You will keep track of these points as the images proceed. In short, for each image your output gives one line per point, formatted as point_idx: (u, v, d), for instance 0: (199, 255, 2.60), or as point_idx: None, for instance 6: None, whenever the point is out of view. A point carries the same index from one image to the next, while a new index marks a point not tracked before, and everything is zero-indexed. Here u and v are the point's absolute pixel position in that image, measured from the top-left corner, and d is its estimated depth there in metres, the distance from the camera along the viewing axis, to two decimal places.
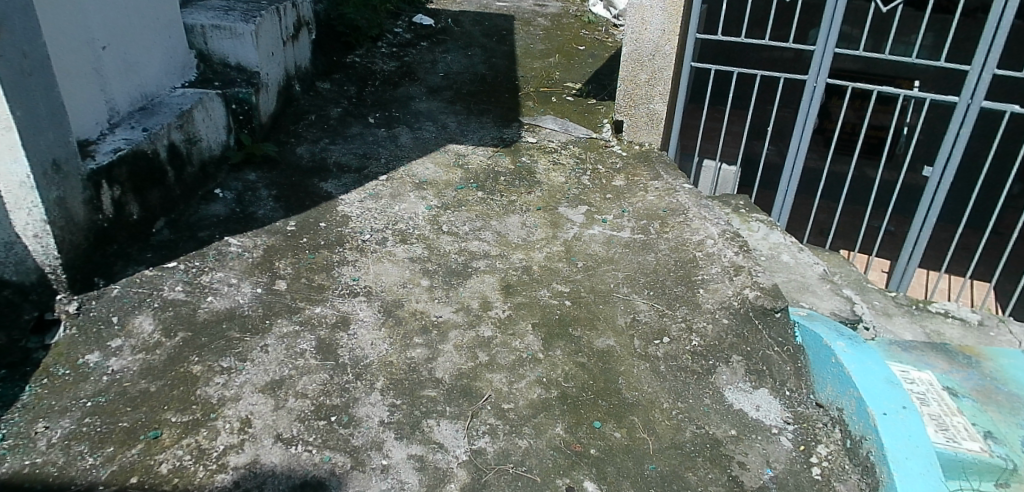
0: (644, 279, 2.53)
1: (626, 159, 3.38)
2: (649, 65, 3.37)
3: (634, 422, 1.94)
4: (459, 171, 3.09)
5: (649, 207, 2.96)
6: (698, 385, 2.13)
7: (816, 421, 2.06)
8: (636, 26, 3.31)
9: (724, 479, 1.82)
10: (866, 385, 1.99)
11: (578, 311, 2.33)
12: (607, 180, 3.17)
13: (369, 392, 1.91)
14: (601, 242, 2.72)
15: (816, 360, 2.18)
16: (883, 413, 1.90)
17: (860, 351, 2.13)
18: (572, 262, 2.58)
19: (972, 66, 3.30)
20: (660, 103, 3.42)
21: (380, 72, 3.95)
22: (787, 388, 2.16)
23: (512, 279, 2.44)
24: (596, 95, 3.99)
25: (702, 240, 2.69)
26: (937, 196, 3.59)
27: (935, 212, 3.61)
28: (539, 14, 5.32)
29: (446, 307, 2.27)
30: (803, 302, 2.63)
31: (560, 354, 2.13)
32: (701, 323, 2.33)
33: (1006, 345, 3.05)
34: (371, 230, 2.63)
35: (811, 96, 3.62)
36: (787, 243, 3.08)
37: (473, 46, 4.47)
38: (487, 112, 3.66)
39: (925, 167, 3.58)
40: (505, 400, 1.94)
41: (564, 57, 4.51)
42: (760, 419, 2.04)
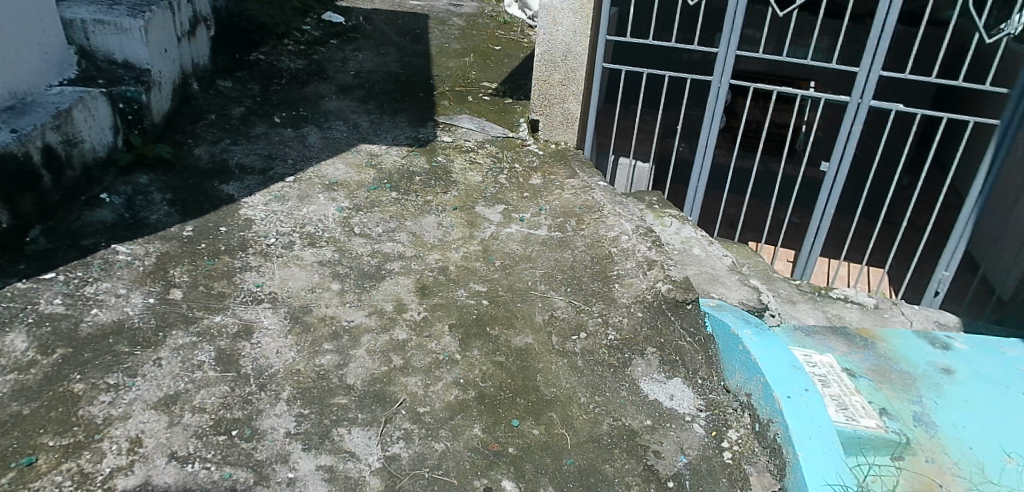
0: (561, 276, 2.55)
1: (543, 157, 3.40)
2: (562, 66, 3.41)
3: (553, 418, 1.95)
4: (371, 171, 3.03)
5: (565, 205, 2.99)
6: (615, 377, 2.16)
7: (726, 407, 2.15)
8: (548, 27, 3.34)
9: (640, 470, 1.86)
10: (772, 370, 2.06)
11: (496, 310, 2.32)
12: (523, 178, 3.18)
13: (274, 403, 1.83)
14: (518, 240, 2.72)
15: (726, 348, 2.25)
16: (788, 396, 1.98)
17: (765, 337, 2.21)
18: (489, 261, 2.57)
19: (861, 68, 3.51)
20: (574, 102, 3.46)
21: (288, 70, 3.82)
22: (699, 377, 2.24)
23: (428, 280, 2.41)
24: (512, 95, 4.01)
25: (617, 236, 2.74)
26: (834, 189, 3.81)
27: (833, 205, 3.83)
28: (454, 14, 5.29)
29: (359, 312, 2.21)
30: (713, 293, 2.73)
31: (477, 354, 2.11)
32: (617, 317, 2.37)
33: (901, 325, 3.31)
34: (276, 234, 2.52)
35: (716, 96, 3.77)
36: (698, 237, 3.21)
37: (386, 45, 4.39)
38: (401, 112, 3.60)
39: (822, 162, 3.79)
40: (420, 404, 1.90)
41: (480, 57, 4.51)
42: (674, 407, 2.11)
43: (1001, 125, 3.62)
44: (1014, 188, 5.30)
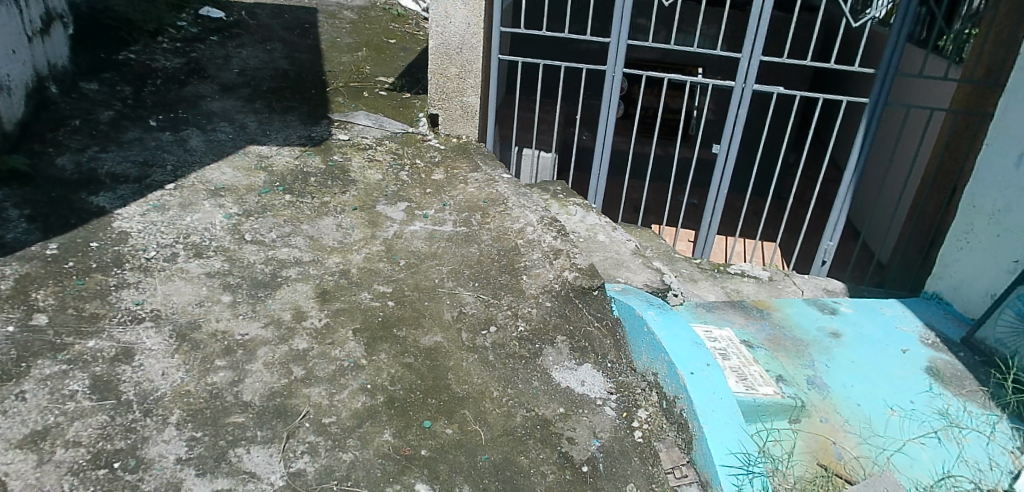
0: (468, 271, 2.53)
1: (445, 152, 3.36)
2: (457, 59, 3.38)
3: (466, 416, 1.92)
4: (262, 174, 2.88)
5: (469, 199, 2.96)
6: (527, 369, 2.16)
7: (635, 387, 2.21)
8: (440, 19, 3.31)
9: (555, 458, 1.87)
10: (675, 348, 2.14)
11: (402, 310, 2.26)
12: (426, 174, 3.13)
13: (161, 429, 1.70)
14: (423, 238, 2.67)
15: (632, 330, 2.32)
16: (691, 372, 2.05)
17: (667, 317, 2.29)
18: (394, 261, 2.51)
19: (743, 53, 3.69)
20: (473, 95, 3.44)
21: (163, 69, 3.57)
22: (608, 360, 2.28)
23: (328, 284, 2.32)
24: (410, 89, 3.94)
25: (522, 228, 2.74)
26: (726, 170, 3.99)
27: (726, 186, 4.02)
28: (345, 7, 5.13)
29: (254, 324, 2.09)
30: (619, 277, 2.80)
31: (384, 357, 2.05)
32: (526, 308, 2.37)
33: (795, 294, 3.53)
34: (157, 246, 2.35)
35: (611, 85, 3.86)
36: (602, 224, 3.29)
37: (273, 40, 4.19)
38: (292, 110, 3.45)
39: (714, 145, 3.96)
40: (325, 414, 1.83)
41: (374, 51, 4.40)
42: (585, 393, 2.13)
43: (871, 102, 3.90)
44: (885, 162, 5.75)
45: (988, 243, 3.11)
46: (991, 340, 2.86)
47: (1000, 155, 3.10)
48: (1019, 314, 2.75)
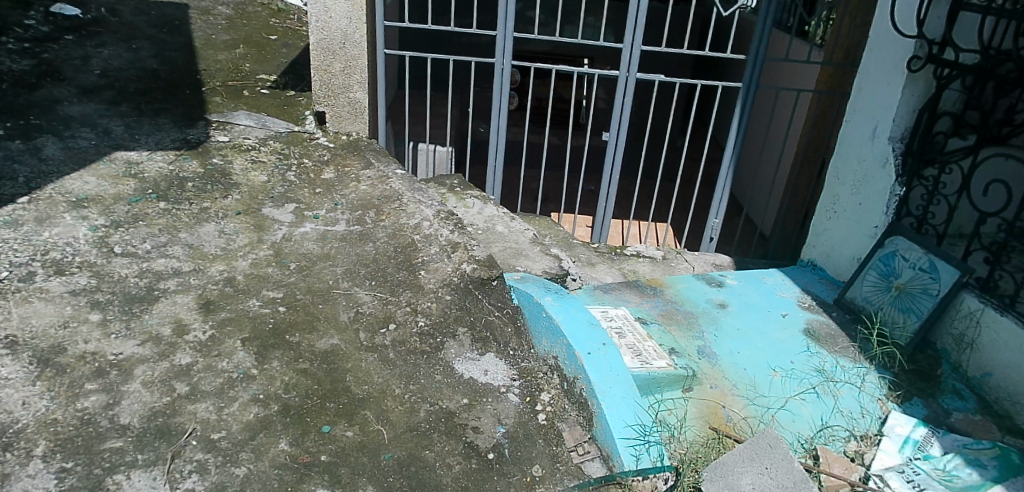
0: (364, 270, 2.48)
1: (334, 150, 3.28)
2: (341, 55, 3.32)
3: (367, 417, 1.89)
4: (131, 182, 2.70)
5: (362, 197, 2.90)
6: (429, 363, 2.16)
7: (537, 372, 2.26)
8: (319, 14, 3.24)
9: (461, 448, 1.88)
10: (572, 331, 2.23)
11: (295, 315, 2.19)
12: (315, 173, 3.04)
13: (24, 463, 1.56)
14: (314, 239, 2.60)
15: (531, 316, 2.37)
16: (588, 353, 2.16)
17: (564, 301, 2.38)
18: (283, 265, 2.42)
19: (625, 44, 3.82)
20: (360, 91, 3.38)
21: (8, 72, 3.24)
22: (511, 348, 2.31)
23: (212, 294, 2.21)
24: (294, 87, 3.80)
25: (418, 223, 2.70)
26: (616, 157, 4.13)
27: (617, 172, 4.16)
28: (219, 2, 4.86)
29: (129, 342, 1.96)
30: (518, 266, 2.85)
31: (277, 365, 1.98)
32: (425, 303, 2.35)
33: (687, 270, 3.72)
34: (10, 266, 2.15)
35: (501, 77, 3.89)
36: (500, 215, 3.33)
37: (138, 38, 3.91)
38: (164, 112, 3.23)
39: (604, 133, 4.08)
40: (214, 430, 1.74)
41: (253, 48, 4.22)
42: (488, 382, 2.16)
43: (744, 86, 4.15)
44: (762, 140, 6.16)
45: (852, 210, 3.40)
46: (859, 299, 3.13)
47: (857, 130, 3.40)
48: (881, 274, 3.07)
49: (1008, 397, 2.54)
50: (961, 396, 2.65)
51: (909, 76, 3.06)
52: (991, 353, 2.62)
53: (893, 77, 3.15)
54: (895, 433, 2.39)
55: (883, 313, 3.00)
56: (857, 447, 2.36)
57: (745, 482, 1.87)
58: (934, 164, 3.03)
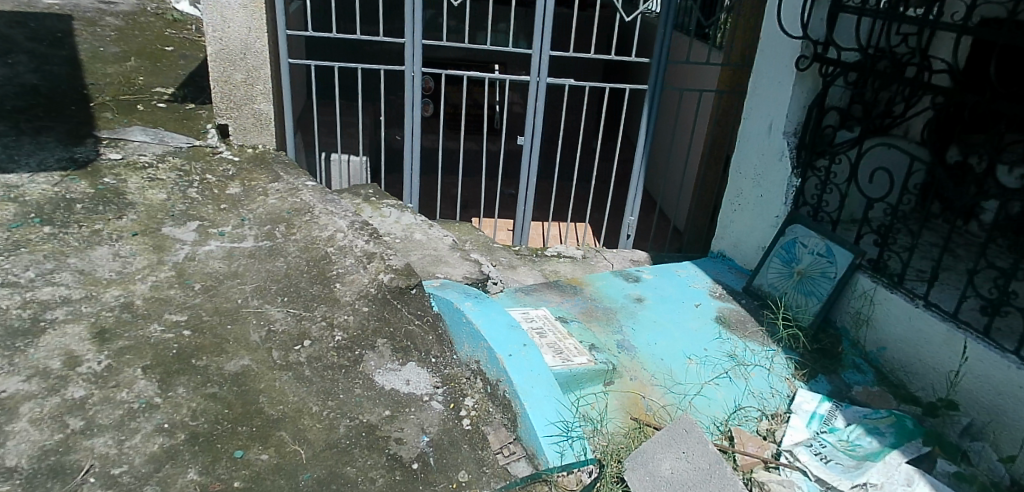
0: (275, 286, 2.40)
1: (239, 163, 3.16)
2: (242, 65, 3.27)
3: (283, 437, 1.83)
4: (11, 205, 2.50)
5: (271, 211, 2.80)
6: (348, 378, 2.11)
7: (460, 377, 2.25)
8: (216, 23, 3.17)
9: (384, 461, 1.85)
10: (492, 335, 2.28)
11: (201, 339, 2.09)
12: (220, 189, 2.92)
13: None
14: (220, 257, 2.49)
15: (453, 322, 2.41)
16: (509, 354, 2.21)
17: (484, 306, 2.44)
18: (187, 286, 2.31)
19: (533, 49, 3.87)
20: (265, 102, 3.33)
21: None
22: (432, 356, 2.28)
23: (107, 322, 2.08)
24: (193, 100, 3.65)
25: (331, 235, 2.64)
26: (532, 160, 4.18)
27: (534, 175, 4.21)
28: (107, 13, 4.59)
29: (13, 378, 1.82)
30: (438, 273, 2.85)
31: (183, 391, 1.89)
32: (341, 316, 2.30)
33: (607, 268, 3.80)
34: None
35: (412, 84, 3.87)
36: (417, 222, 3.30)
37: (15, 52, 3.63)
38: (47, 130, 3.01)
39: (518, 137, 4.12)
40: (113, 465, 1.64)
41: (147, 61, 4.01)
42: (410, 392, 2.12)
43: (650, 87, 4.29)
44: (670, 138, 6.42)
45: (755, 202, 3.59)
46: (765, 286, 3.30)
47: (755, 126, 3.58)
48: (784, 261, 3.26)
49: (901, 367, 2.75)
50: (860, 370, 2.83)
51: (798, 75, 3.27)
52: (884, 328, 2.83)
53: (784, 76, 3.34)
54: (803, 409, 2.53)
55: (787, 297, 3.18)
56: (768, 425, 2.48)
57: (664, 467, 1.98)
58: (825, 156, 3.23)
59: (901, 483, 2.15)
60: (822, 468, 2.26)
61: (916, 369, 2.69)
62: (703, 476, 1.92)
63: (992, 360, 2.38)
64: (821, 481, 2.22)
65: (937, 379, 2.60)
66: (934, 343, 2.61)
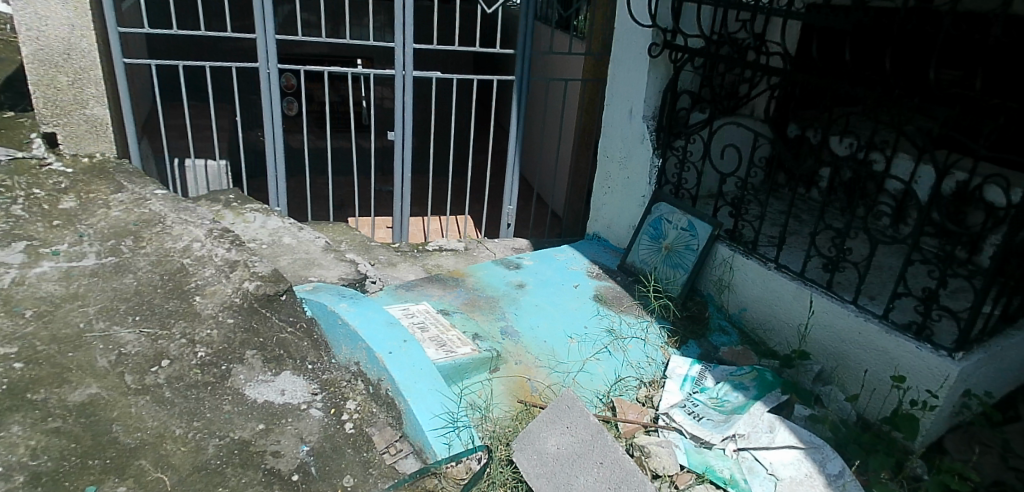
0: (124, 305, 2.20)
1: (73, 176, 2.87)
2: (67, 67, 2.96)
3: (143, 466, 1.70)
4: None
5: (115, 225, 2.55)
6: (214, 395, 1.98)
7: (340, 381, 2.18)
8: (31, 21, 2.84)
9: (260, 477, 1.75)
10: (370, 334, 2.21)
11: (36, 371, 1.89)
12: (51, 204, 2.63)
13: None
14: (56, 279, 2.25)
15: (328, 326, 2.31)
16: (389, 352, 2.15)
17: (360, 306, 2.36)
18: (17, 314, 2.07)
19: (396, 42, 3.78)
20: (98, 106, 3.06)
21: None
22: (308, 362, 2.19)
23: None
24: (13, 107, 3.27)
25: (187, 246, 2.45)
26: (405, 155, 4.08)
27: (408, 170, 4.11)
28: None
29: None
30: (311, 277, 2.73)
31: (19, 430, 1.71)
32: (204, 332, 2.14)
33: (490, 258, 3.82)
34: None
35: (269, 82, 3.67)
36: (285, 226, 3.15)
37: None
38: None
39: (388, 132, 4.01)
40: None
41: None
42: (286, 402, 2.03)
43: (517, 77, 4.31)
44: (541, 126, 6.57)
45: (623, 184, 3.74)
46: (637, 262, 3.46)
47: (617, 111, 3.73)
48: (652, 237, 3.42)
49: (760, 325, 2.99)
50: (725, 331, 3.05)
51: (651, 62, 3.43)
52: (743, 291, 3.06)
53: (638, 62, 3.50)
54: (677, 373, 2.68)
55: (657, 271, 3.34)
56: (647, 392, 2.61)
57: (550, 444, 2.05)
58: (681, 136, 3.44)
59: (765, 431, 2.34)
60: (696, 425, 2.40)
61: (773, 326, 2.93)
62: (586, 447, 2.00)
63: (834, 311, 2.65)
64: (697, 437, 2.36)
65: (790, 333, 2.86)
66: (786, 301, 2.85)
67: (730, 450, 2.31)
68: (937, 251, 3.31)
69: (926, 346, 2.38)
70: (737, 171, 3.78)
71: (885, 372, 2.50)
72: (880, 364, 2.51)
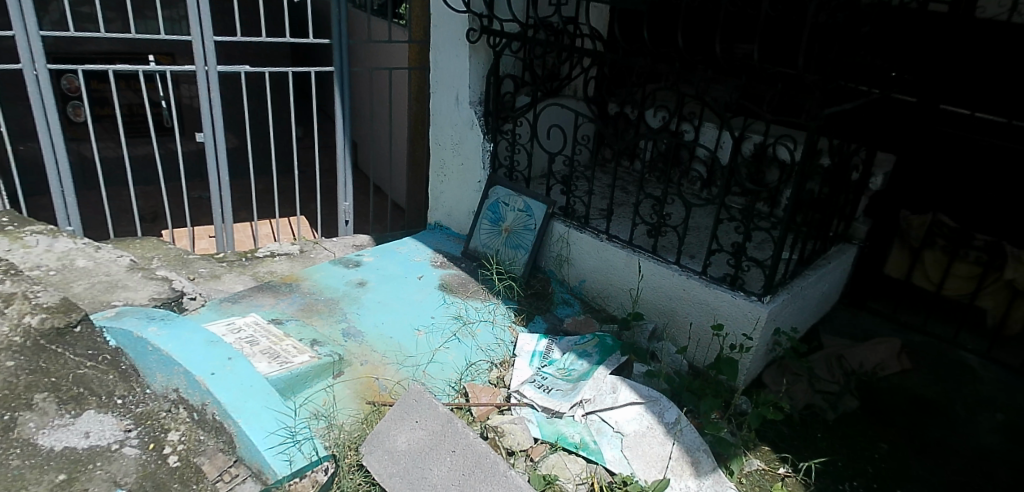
0: None
1: None
2: None
3: None
4: None
5: None
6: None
7: (158, 412, 2.01)
8: None
9: None
10: (187, 356, 2.01)
11: None
12: None
13: None
14: None
15: (137, 353, 2.08)
16: (211, 373, 1.97)
17: (173, 327, 2.13)
18: None
19: (193, 35, 3.42)
20: None
21: None
22: (117, 397, 2.03)
23: None
24: None
25: None
26: (220, 158, 3.71)
27: (226, 173, 3.75)
28: None
29: None
30: (115, 301, 2.44)
31: None
32: None
33: (327, 258, 3.63)
34: None
35: (38, 85, 3.19)
36: (78, 247, 2.77)
37: None
38: None
39: (196, 134, 3.63)
40: None
41: None
42: (92, 445, 1.86)
43: (336, 69, 3.98)
44: (369, 118, 6.40)
45: (457, 170, 3.73)
46: (479, 247, 3.46)
47: (442, 99, 3.68)
48: (491, 220, 3.44)
49: (598, 294, 3.14)
50: (568, 303, 3.15)
51: (471, 48, 3.42)
52: (580, 264, 3.18)
53: (459, 49, 3.46)
54: (525, 350, 2.73)
55: (499, 253, 3.37)
56: (499, 373, 2.63)
57: (400, 441, 1.99)
58: (508, 120, 3.48)
59: (608, 392, 2.46)
60: (546, 398, 2.46)
61: (609, 292, 3.09)
62: (438, 438, 1.97)
63: (660, 272, 2.84)
64: (547, 409, 2.41)
65: (625, 297, 3.03)
66: (619, 268, 3.01)
67: (578, 416, 2.39)
68: (742, 208, 3.65)
69: (739, 294, 2.63)
70: (564, 149, 3.91)
71: (706, 321, 2.73)
72: (703, 316, 2.74)
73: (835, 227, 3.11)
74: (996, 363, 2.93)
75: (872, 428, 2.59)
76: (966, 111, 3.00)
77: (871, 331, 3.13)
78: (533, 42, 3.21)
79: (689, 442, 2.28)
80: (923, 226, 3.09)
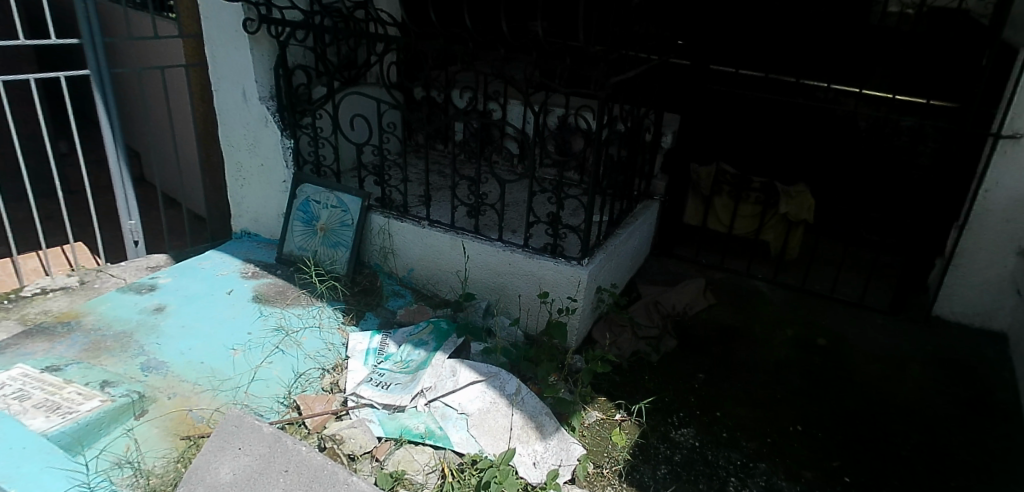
0: None
1: None
2: None
3: None
4: None
5: None
6: None
7: None
8: None
9: None
10: None
11: None
12: None
13: None
14: None
15: None
16: None
17: None
18: None
19: None
20: None
21: None
22: None
23: None
24: None
25: None
26: None
27: None
28: None
29: None
30: None
31: None
32: None
33: (115, 286, 3.19)
34: None
35: None
36: None
37: None
38: None
39: None
40: None
41: None
42: None
43: (94, 72, 3.47)
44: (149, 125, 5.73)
45: (257, 172, 3.45)
46: (295, 250, 3.24)
47: (228, 97, 3.35)
48: (303, 221, 3.23)
49: (427, 281, 3.09)
50: (399, 294, 3.06)
51: (252, 39, 3.14)
52: (405, 253, 3.10)
53: (238, 41, 3.16)
54: (358, 350, 2.60)
55: (317, 254, 3.18)
56: (332, 378, 2.49)
57: (225, 471, 1.81)
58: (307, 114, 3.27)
59: (448, 376, 2.42)
60: (385, 394, 2.38)
61: (438, 277, 3.06)
62: (267, 461, 1.82)
63: (485, 250, 2.86)
64: (388, 406, 2.33)
65: (453, 279, 3.01)
66: (444, 251, 2.98)
67: (421, 406, 2.34)
68: (553, 178, 3.78)
69: (561, 260, 2.72)
70: (371, 140, 3.77)
71: (534, 290, 2.80)
72: (530, 285, 2.80)
73: (638, 186, 3.33)
74: (782, 286, 3.34)
75: (691, 362, 2.83)
76: (731, 69, 3.32)
77: (679, 275, 3.41)
78: (321, 30, 3.02)
79: (531, 409, 2.32)
80: (709, 176, 3.39)
